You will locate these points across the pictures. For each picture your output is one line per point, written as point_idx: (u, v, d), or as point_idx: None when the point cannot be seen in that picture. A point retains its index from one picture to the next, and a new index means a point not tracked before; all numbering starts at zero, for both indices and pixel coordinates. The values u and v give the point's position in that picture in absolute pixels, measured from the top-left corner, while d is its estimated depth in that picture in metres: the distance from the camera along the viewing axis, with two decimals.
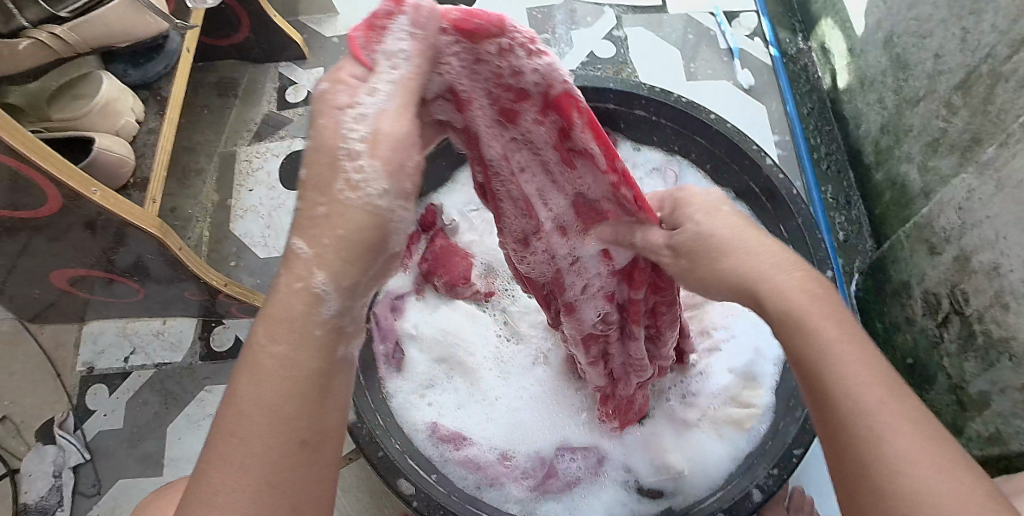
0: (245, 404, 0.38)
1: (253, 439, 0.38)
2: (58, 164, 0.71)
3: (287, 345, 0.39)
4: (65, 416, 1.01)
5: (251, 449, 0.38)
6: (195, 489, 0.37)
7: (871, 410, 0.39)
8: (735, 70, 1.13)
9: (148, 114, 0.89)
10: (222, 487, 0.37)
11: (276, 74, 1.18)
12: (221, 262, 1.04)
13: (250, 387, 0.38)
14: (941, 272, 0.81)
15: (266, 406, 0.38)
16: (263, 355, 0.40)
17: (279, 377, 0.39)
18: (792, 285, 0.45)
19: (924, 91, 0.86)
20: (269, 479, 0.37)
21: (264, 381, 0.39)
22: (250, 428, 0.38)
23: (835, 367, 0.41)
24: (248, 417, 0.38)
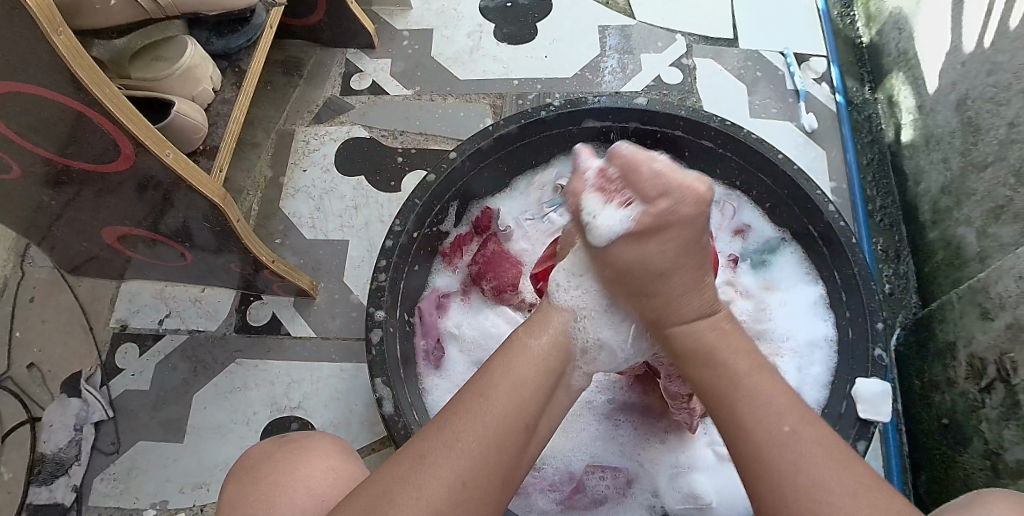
0: (484, 384, 0.52)
1: (481, 430, 0.49)
2: (138, 122, 0.72)
3: (519, 374, 0.53)
4: (93, 371, 1.02)
5: (489, 420, 0.49)
6: (431, 443, 0.48)
7: (776, 418, 0.49)
8: (798, 113, 1.14)
9: (223, 84, 0.90)
10: (465, 441, 0.48)
11: (342, 60, 1.19)
12: (267, 238, 1.05)
13: (479, 403, 0.50)
14: (992, 338, 0.80)
15: (507, 392, 0.52)
16: (496, 372, 0.53)
17: (525, 368, 0.54)
18: (702, 330, 0.57)
19: (992, 158, 0.86)
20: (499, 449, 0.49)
21: (511, 365, 0.54)
22: (480, 423, 0.49)
23: (744, 386, 0.51)
24: (482, 417, 0.49)
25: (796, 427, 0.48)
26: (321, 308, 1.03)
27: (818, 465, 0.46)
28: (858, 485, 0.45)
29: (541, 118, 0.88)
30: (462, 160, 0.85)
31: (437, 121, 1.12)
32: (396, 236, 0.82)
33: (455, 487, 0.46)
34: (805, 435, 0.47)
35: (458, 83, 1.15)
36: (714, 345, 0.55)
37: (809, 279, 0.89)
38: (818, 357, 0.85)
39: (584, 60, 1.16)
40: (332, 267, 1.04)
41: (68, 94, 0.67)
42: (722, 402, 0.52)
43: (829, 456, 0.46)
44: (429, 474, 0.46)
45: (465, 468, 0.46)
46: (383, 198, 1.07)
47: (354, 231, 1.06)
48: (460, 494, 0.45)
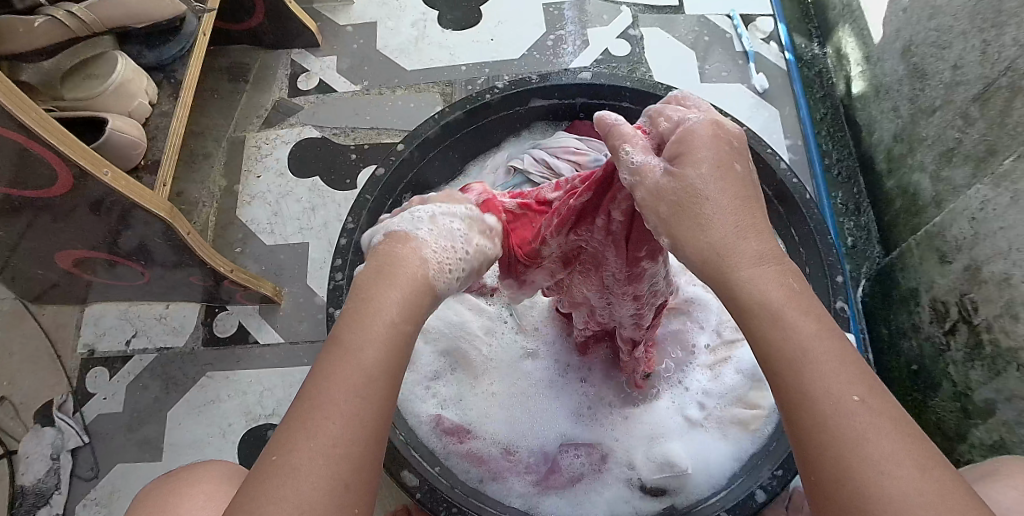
0: (348, 363, 0.41)
1: (330, 429, 0.38)
2: (71, 144, 0.70)
3: (374, 343, 0.42)
4: (65, 399, 1.00)
5: (359, 410, 0.39)
6: (292, 448, 0.37)
7: (838, 386, 0.37)
8: (749, 74, 1.13)
9: (161, 96, 0.88)
10: (333, 438, 0.38)
11: (288, 61, 1.17)
12: (227, 248, 1.04)
13: (333, 390, 0.39)
14: (951, 281, 0.80)
15: (365, 373, 0.41)
16: (348, 349, 0.41)
17: (387, 342, 0.43)
18: (763, 281, 0.41)
19: (940, 101, 0.87)
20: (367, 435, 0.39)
21: (369, 334, 0.43)
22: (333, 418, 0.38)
23: (795, 341, 0.39)
24: (331, 408, 0.39)
25: (864, 394, 0.37)
26: (288, 312, 1.03)
27: (884, 436, 0.35)
28: (927, 457, 0.35)
29: (487, 101, 0.88)
30: (410, 151, 0.85)
31: (388, 114, 1.11)
32: (350, 234, 0.81)
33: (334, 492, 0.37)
34: (876, 404, 0.36)
35: (406, 74, 1.14)
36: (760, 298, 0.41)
37: None
38: None
39: (530, 39, 1.15)
40: (295, 271, 1.04)
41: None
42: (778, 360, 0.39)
43: (895, 429, 0.36)
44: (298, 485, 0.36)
45: (341, 469, 0.37)
46: (340, 197, 1.06)
47: (313, 233, 1.05)
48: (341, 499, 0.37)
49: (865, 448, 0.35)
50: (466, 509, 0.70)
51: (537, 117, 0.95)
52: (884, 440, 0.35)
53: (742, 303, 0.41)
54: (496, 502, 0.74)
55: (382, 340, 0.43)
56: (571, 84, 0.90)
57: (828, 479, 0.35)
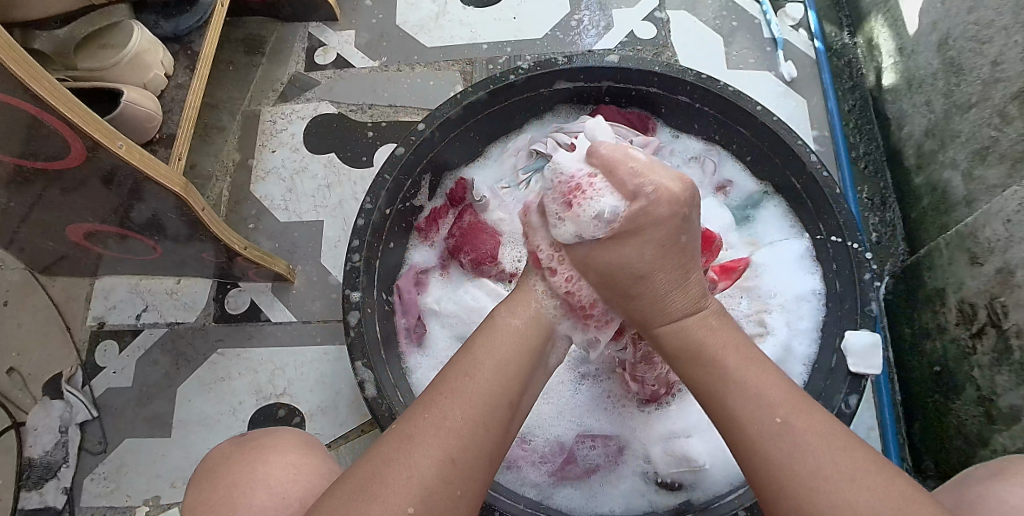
0: (469, 365, 0.50)
1: (447, 409, 0.46)
2: (82, 114, 0.68)
3: (490, 349, 0.52)
4: (74, 371, 0.99)
5: (472, 398, 0.47)
6: (417, 422, 0.46)
7: (766, 408, 0.47)
8: (777, 62, 1.11)
9: (176, 67, 0.86)
10: (450, 418, 0.46)
11: (305, 34, 1.14)
12: (240, 224, 1.02)
13: (461, 382, 0.48)
14: (981, 283, 0.78)
15: (490, 371, 0.50)
16: (466, 360, 0.51)
17: (502, 350, 0.52)
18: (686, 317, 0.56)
19: (976, 98, 0.84)
20: (484, 427, 0.47)
21: (492, 349, 0.52)
22: (447, 405, 0.47)
23: (731, 376, 0.50)
24: (450, 396, 0.47)
25: (786, 407, 0.46)
26: (300, 291, 1.01)
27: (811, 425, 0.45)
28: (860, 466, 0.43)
29: (512, 82, 0.86)
30: (431, 130, 0.84)
31: (406, 91, 1.08)
32: (368, 215, 0.80)
33: (443, 465, 0.44)
34: (797, 419, 0.46)
35: (425, 51, 1.11)
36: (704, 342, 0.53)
37: (795, 233, 0.87)
38: (807, 310, 0.83)
39: (553, 19, 1.12)
40: (308, 250, 1.02)
41: (8, 93, 0.63)
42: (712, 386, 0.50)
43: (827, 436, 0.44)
44: (419, 455, 0.44)
45: (453, 444, 0.45)
46: (356, 175, 1.05)
47: (328, 211, 1.03)
48: (450, 470, 0.44)
49: (799, 448, 0.44)
50: (481, 497, 0.70)
51: (561, 100, 0.93)
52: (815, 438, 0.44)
53: (666, 341, 0.56)
54: (513, 492, 0.73)
55: (505, 350, 0.52)
56: (599, 68, 0.87)
57: (765, 481, 0.44)
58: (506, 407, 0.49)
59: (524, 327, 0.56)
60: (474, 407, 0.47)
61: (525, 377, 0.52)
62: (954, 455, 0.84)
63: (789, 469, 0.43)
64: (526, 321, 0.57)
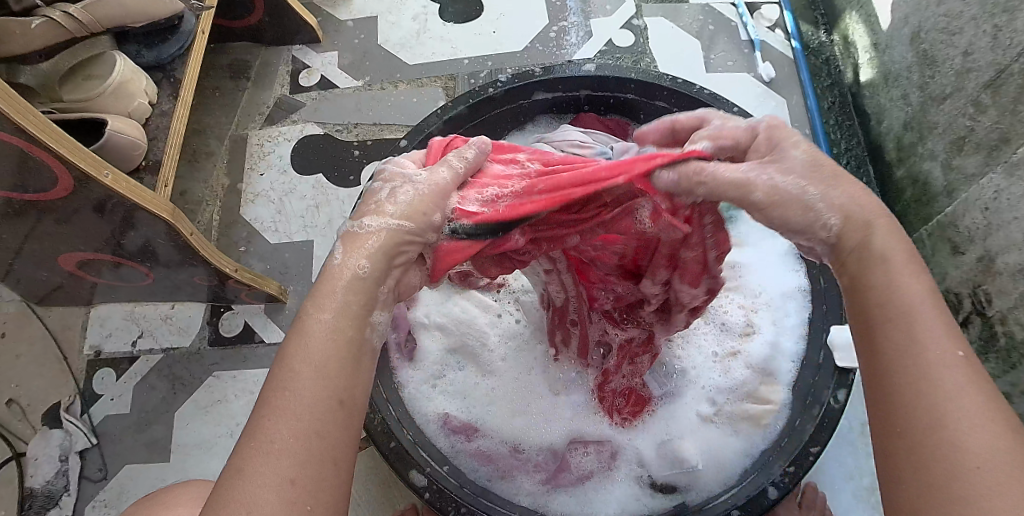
0: (282, 371, 0.43)
1: (290, 427, 0.40)
2: (70, 146, 0.70)
3: (310, 364, 0.43)
4: (72, 400, 1.00)
5: (299, 410, 0.41)
6: (247, 453, 0.40)
7: (930, 366, 0.38)
8: (755, 63, 1.12)
9: (160, 95, 0.87)
10: (279, 440, 0.40)
11: (289, 58, 1.16)
12: (231, 247, 1.04)
13: (287, 398, 0.41)
14: (964, 272, 0.79)
15: (308, 373, 0.42)
16: (280, 373, 0.43)
17: (323, 344, 0.44)
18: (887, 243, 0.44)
19: (950, 89, 0.85)
20: (315, 436, 0.41)
21: (304, 345, 0.44)
22: (278, 429, 0.40)
23: (913, 319, 0.40)
24: (279, 420, 0.40)
25: (970, 365, 0.38)
26: (293, 311, 1.02)
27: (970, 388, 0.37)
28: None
29: (491, 95, 0.88)
30: (415, 146, 0.85)
31: (390, 109, 1.10)
32: None
33: (282, 487, 0.38)
34: (976, 376, 0.38)
35: (407, 68, 1.13)
36: (890, 253, 0.43)
37: (781, 230, 0.87)
38: (794, 308, 0.84)
39: (532, 31, 1.14)
40: (299, 269, 1.03)
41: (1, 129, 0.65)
42: (882, 320, 0.41)
43: (986, 402, 0.37)
44: (249, 486, 0.38)
45: (287, 465, 0.39)
46: (343, 194, 1.06)
47: (317, 231, 1.05)
48: (288, 496, 0.38)
49: (956, 423, 0.36)
50: (475, 509, 0.70)
51: (541, 111, 0.94)
52: (972, 404, 0.37)
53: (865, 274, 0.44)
54: (507, 500, 0.74)
55: (321, 343, 0.44)
56: (577, 77, 0.89)
57: (911, 433, 0.37)
58: (336, 407, 0.42)
59: (348, 312, 0.46)
60: (296, 418, 0.41)
61: (352, 365, 0.45)
62: None
63: (937, 426, 0.36)
64: (344, 305, 0.46)
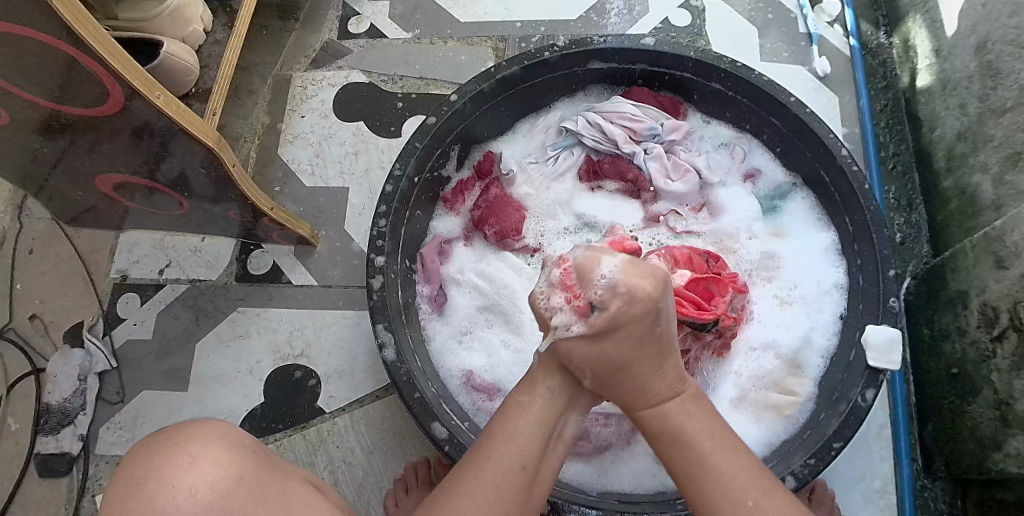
0: (511, 429, 0.56)
1: (502, 464, 0.53)
2: (124, 63, 0.68)
3: (528, 418, 0.57)
4: (95, 321, 1.01)
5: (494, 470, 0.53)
6: (477, 471, 0.53)
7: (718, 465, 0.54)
8: (812, 57, 1.12)
9: (215, 24, 0.87)
10: (503, 463, 0.53)
11: (340, 3, 1.16)
12: (267, 186, 1.05)
13: (506, 441, 0.55)
14: (1005, 286, 0.78)
15: (508, 443, 0.55)
16: (513, 419, 0.57)
17: (534, 418, 0.58)
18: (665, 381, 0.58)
19: (1012, 102, 0.85)
20: (501, 493, 0.52)
21: (519, 419, 0.57)
22: (500, 459, 0.53)
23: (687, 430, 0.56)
24: (499, 454, 0.54)
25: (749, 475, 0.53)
26: (323, 256, 1.03)
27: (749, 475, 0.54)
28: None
29: (546, 59, 0.87)
30: (464, 103, 0.85)
31: (438, 65, 1.11)
32: (396, 181, 0.81)
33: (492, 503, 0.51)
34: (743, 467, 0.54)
35: (459, 25, 1.13)
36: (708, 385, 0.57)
37: (821, 226, 0.87)
38: (828, 304, 0.83)
39: (589, 1, 1.14)
40: (333, 215, 1.04)
41: (65, 40, 0.63)
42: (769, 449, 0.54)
43: (761, 483, 0.53)
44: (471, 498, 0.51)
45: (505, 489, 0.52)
46: (383, 144, 1.07)
47: (355, 178, 1.06)
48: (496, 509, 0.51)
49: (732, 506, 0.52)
50: None
51: (594, 80, 0.95)
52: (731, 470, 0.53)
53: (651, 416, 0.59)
54: None
55: (526, 426, 0.56)
56: (634, 49, 0.88)
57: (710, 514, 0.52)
58: (520, 474, 0.54)
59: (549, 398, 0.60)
60: (518, 460, 0.54)
61: (542, 445, 0.56)
62: (966, 459, 0.83)
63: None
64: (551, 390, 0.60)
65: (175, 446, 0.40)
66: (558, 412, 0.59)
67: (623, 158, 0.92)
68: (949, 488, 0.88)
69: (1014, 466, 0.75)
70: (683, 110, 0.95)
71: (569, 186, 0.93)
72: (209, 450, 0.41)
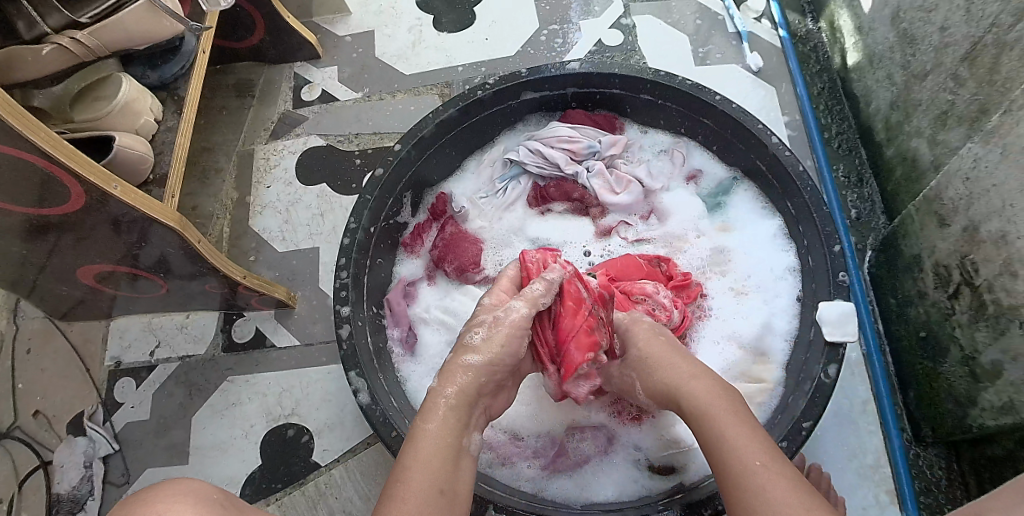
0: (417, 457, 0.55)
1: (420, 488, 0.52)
2: (79, 160, 0.73)
3: (435, 438, 0.57)
4: (95, 409, 1.05)
5: (410, 495, 0.51)
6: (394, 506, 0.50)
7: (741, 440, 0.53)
8: (744, 54, 1.16)
9: (166, 112, 0.93)
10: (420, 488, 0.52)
11: (292, 74, 1.23)
12: (242, 256, 1.09)
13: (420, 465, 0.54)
14: (951, 244, 0.79)
15: (423, 467, 0.54)
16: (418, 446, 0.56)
17: (437, 441, 0.57)
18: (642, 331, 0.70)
19: (931, 65, 0.88)
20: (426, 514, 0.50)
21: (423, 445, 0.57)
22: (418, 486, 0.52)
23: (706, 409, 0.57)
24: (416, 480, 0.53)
25: (765, 461, 0.51)
26: (303, 315, 1.07)
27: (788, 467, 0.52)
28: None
29: (479, 97, 0.91)
30: (407, 150, 0.89)
31: (390, 118, 1.16)
32: (352, 233, 0.85)
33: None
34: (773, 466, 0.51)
35: (405, 77, 1.19)
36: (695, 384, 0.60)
37: (765, 213, 0.90)
38: (784, 289, 0.86)
39: (524, 36, 1.20)
40: (308, 274, 1.08)
41: (19, 147, 0.69)
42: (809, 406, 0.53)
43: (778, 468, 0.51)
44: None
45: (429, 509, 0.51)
46: (347, 200, 1.11)
47: (324, 236, 1.10)
48: None
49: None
50: (472, 491, 0.72)
51: (531, 110, 0.99)
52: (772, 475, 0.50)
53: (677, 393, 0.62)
54: (506, 486, 0.76)
55: (430, 444, 0.56)
56: (562, 75, 0.93)
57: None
58: (440, 494, 0.53)
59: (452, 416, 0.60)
60: (438, 481, 0.53)
61: (453, 457, 0.57)
62: (948, 421, 0.83)
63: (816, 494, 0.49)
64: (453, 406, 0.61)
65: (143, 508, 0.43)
66: (456, 426, 0.59)
67: (567, 178, 0.96)
68: (942, 453, 0.88)
69: (991, 419, 0.76)
70: (620, 124, 0.99)
71: (521, 214, 0.96)
72: (175, 505, 0.44)
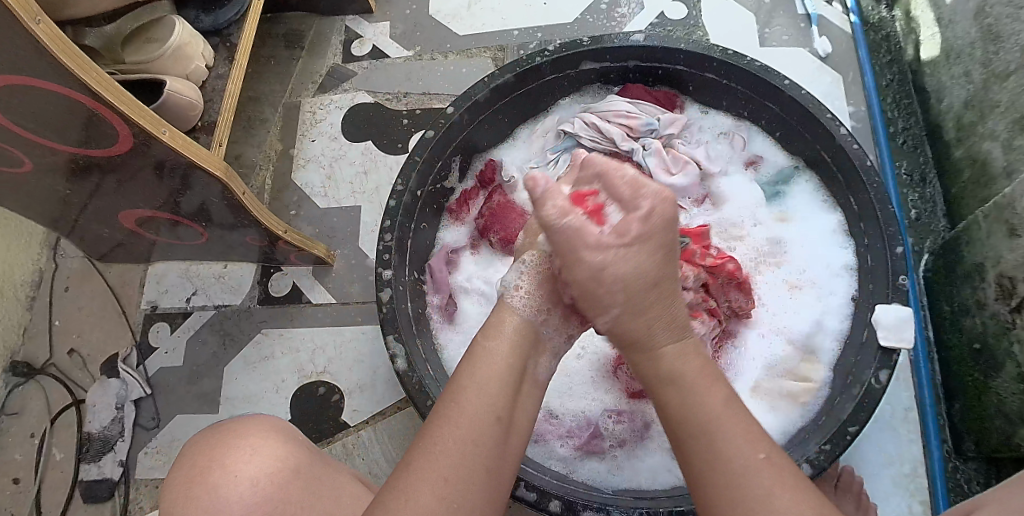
0: (469, 392, 0.52)
1: (466, 434, 0.49)
2: (129, 103, 0.71)
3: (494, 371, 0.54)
4: (129, 352, 1.06)
5: (463, 419, 0.50)
6: (438, 439, 0.48)
7: None
8: (812, 38, 1.11)
9: (216, 59, 0.91)
10: (442, 442, 0.48)
11: (342, 28, 1.20)
12: (283, 210, 1.09)
13: (473, 396, 0.51)
14: (1020, 256, 0.76)
15: (478, 391, 0.52)
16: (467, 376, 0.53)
17: (491, 370, 0.54)
18: None
19: (1016, 65, 0.83)
20: (478, 445, 0.49)
21: (487, 368, 0.54)
22: (460, 429, 0.49)
23: None
24: (459, 419, 0.50)
25: None
26: (339, 274, 1.06)
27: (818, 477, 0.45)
28: None
29: (538, 64, 0.89)
30: (461, 113, 0.87)
31: (440, 79, 1.13)
32: (399, 196, 0.83)
33: (437, 482, 0.46)
34: None
35: (457, 39, 1.16)
36: None
37: (827, 207, 0.87)
38: (839, 286, 0.83)
39: (585, 4, 1.15)
40: (347, 233, 1.07)
41: (70, 87, 0.67)
42: None
43: None
44: (429, 464, 0.47)
45: (469, 452, 0.48)
46: (391, 160, 1.09)
47: (366, 197, 1.08)
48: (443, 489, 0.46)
49: None
50: None
51: (590, 80, 0.96)
52: None
53: None
54: (538, 464, 0.75)
55: (489, 370, 0.54)
56: (625, 47, 0.89)
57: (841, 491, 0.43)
58: (494, 423, 0.51)
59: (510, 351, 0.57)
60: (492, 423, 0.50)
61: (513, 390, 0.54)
62: (994, 436, 0.80)
63: None
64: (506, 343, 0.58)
65: (227, 440, 0.57)
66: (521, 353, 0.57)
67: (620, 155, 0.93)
68: (983, 468, 0.85)
69: None
70: (680, 103, 0.95)
71: None
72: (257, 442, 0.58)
